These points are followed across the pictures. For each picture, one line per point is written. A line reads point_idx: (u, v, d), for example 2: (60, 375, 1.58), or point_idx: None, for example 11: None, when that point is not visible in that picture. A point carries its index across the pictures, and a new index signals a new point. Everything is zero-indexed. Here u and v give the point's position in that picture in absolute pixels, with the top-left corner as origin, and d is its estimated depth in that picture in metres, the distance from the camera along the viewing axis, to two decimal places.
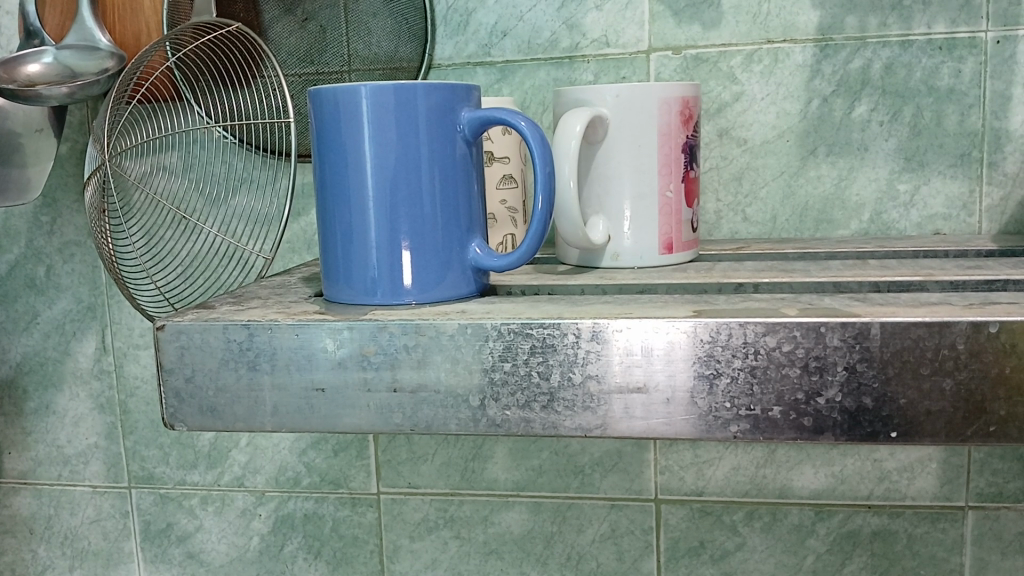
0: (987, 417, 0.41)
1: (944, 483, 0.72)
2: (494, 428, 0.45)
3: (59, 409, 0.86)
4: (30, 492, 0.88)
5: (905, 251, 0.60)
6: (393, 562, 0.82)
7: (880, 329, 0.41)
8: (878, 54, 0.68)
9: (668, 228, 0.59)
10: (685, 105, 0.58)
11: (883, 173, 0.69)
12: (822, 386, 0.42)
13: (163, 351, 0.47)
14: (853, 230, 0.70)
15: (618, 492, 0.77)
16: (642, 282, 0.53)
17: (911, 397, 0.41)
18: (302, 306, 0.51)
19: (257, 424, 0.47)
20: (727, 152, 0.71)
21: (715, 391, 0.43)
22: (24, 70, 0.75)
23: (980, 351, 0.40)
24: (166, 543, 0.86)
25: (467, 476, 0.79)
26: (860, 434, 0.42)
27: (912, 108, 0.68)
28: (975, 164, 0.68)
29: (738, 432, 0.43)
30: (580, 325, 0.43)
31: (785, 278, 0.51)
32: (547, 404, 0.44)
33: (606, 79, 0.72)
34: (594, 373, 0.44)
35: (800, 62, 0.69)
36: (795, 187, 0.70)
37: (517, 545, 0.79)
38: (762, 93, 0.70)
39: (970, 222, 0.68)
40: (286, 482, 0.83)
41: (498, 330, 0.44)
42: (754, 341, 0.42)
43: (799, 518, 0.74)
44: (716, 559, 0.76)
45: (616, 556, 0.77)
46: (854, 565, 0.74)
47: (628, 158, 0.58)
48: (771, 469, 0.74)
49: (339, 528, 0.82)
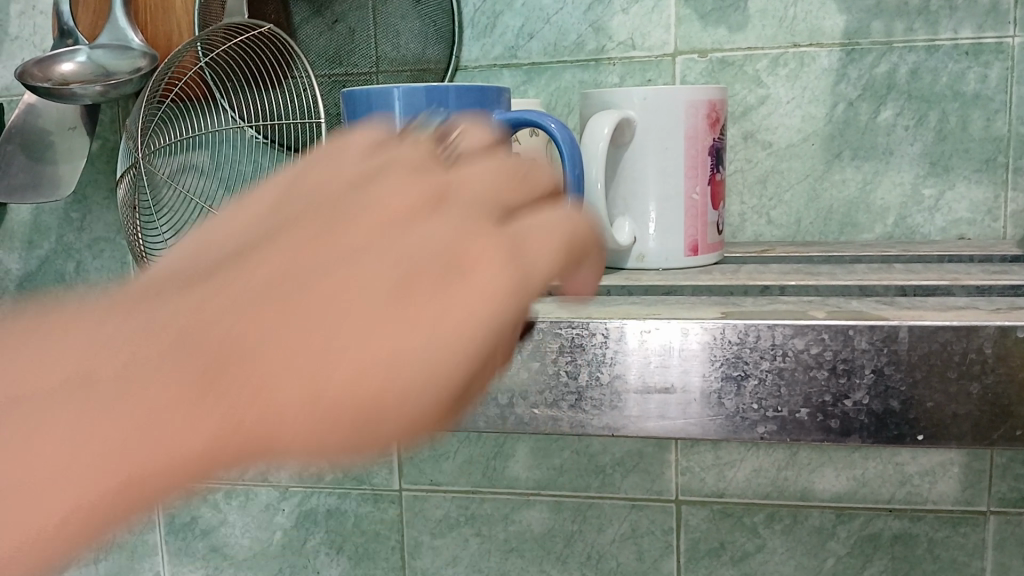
0: (1012, 421, 0.41)
1: (966, 488, 0.72)
2: (522, 425, 0.46)
3: None
4: None
5: (930, 255, 0.60)
6: (413, 559, 0.82)
7: (907, 333, 0.41)
8: (904, 59, 0.68)
9: (693, 230, 0.59)
10: (712, 108, 0.59)
11: (908, 177, 0.69)
12: (849, 388, 0.42)
13: None
14: (877, 234, 0.70)
15: (639, 492, 0.77)
16: (667, 284, 0.53)
17: (937, 400, 0.41)
18: None
19: None
20: (752, 155, 0.72)
21: (742, 393, 0.43)
22: (59, 69, 0.77)
23: (1006, 356, 0.41)
24: (190, 536, 0.88)
25: (487, 474, 0.80)
26: (886, 436, 0.42)
27: (938, 113, 0.68)
28: (1000, 169, 0.68)
29: (765, 433, 0.43)
30: (608, 326, 0.45)
31: (810, 281, 0.52)
32: (574, 403, 0.45)
33: (631, 82, 0.73)
34: (622, 374, 0.44)
35: (826, 66, 0.69)
36: (819, 190, 0.71)
37: (537, 543, 0.80)
38: (788, 97, 0.70)
39: (995, 227, 0.68)
40: (309, 478, 0.84)
41: (528, 330, 0.45)
42: (782, 343, 0.42)
43: (819, 521, 0.74)
44: (736, 560, 0.76)
45: (637, 556, 0.78)
46: (874, 568, 0.74)
47: (654, 160, 0.58)
48: (793, 471, 0.74)
49: (361, 524, 0.83)
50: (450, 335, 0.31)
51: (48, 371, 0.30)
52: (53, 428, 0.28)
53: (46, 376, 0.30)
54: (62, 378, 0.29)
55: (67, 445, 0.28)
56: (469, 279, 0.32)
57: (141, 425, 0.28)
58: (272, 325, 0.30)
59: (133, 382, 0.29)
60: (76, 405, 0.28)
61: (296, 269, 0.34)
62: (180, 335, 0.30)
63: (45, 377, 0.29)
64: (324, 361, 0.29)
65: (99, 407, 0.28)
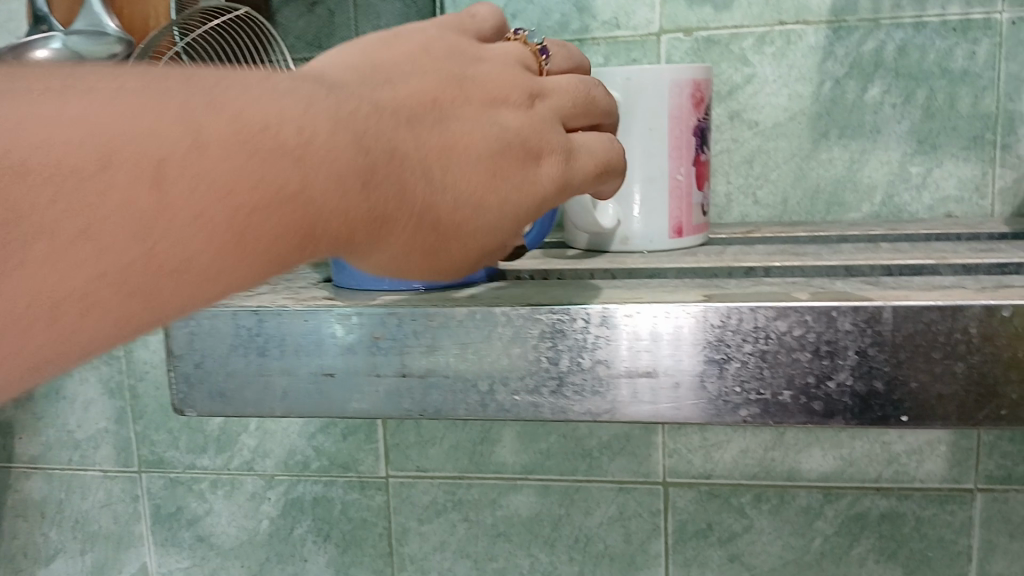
0: (998, 400, 0.40)
1: (953, 466, 0.72)
2: (503, 413, 0.45)
3: (69, 393, 0.87)
4: (42, 476, 0.89)
5: (917, 234, 0.59)
6: (401, 545, 0.82)
7: (891, 313, 0.41)
8: (892, 36, 0.67)
9: (677, 212, 0.58)
10: (696, 88, 0.58)
11: (895, 155, 0.68)
12: (833, 369, 0.42)
13: (172, 337, 0.47)
14: (864, 213, 0.70)
15: (627, 474, 0.77)
16: (651, 267, 0.53)
17: (922, 380, 0.41)
18: (311, 292, 0.50)
19: (267, 409, 0.47)
20: (738, 134, 0.71)
21: (724, 376, 0.43)
22: (32, 56, 0.74)
23: (992, 335, 0.40)
24: (176, 526, 0.87)
25: (474, 459, 0.79)
26: (870, 418, 0.41)
27: (926, 90, 0.67)
28: (988, 146, 0.67)
29: (747, 416, 0.43)
30: (590, 310, 0.44)
31: (796, 262, 0.51)
32: (556, 389, 0.44)
33: (615, 62, 0.71)
34: (604, 359, 0.44)
35: (813, 44, 0.68)
36: (805, 169, 0.70)
37: (525, 527, 0.79)
38: (774, 76, 0.69)
39: (982, 204, 0.68)
40: (295, 466, 0.83)
41: (508, 316, 0.44)
42: (765, 325, 0.42)
43: (807, 501, 0.74)
44: (724, 541, 0.76)
45: (625, 538, 0.78)
46: (862, 547, 0.74)
47: (638, 141, 0.57)
48: (780, 452, 0.74)
49: (348, 511, 0.83)
50: (519, 214, 0.39)
51: (221, 154, 0.31)
52: (235, 211, 0.32)
53: (220, 158, 0.31)
54: (236, 164, 0.31)
55: (245, 229, 0.32)
56: (538, 175, 0.40)
57: (305, 224, 0.34)
58: (404, 165, 0.36)
59: (304, 186, 0.33)
60: (258, 195, 0.32)
61: (417, 105, 0.38)
62: (340, 150, 0.34)
63: (224, 159, 0.31)
64: (433, 204, 0.37)
65: (276, 201, 0.33)
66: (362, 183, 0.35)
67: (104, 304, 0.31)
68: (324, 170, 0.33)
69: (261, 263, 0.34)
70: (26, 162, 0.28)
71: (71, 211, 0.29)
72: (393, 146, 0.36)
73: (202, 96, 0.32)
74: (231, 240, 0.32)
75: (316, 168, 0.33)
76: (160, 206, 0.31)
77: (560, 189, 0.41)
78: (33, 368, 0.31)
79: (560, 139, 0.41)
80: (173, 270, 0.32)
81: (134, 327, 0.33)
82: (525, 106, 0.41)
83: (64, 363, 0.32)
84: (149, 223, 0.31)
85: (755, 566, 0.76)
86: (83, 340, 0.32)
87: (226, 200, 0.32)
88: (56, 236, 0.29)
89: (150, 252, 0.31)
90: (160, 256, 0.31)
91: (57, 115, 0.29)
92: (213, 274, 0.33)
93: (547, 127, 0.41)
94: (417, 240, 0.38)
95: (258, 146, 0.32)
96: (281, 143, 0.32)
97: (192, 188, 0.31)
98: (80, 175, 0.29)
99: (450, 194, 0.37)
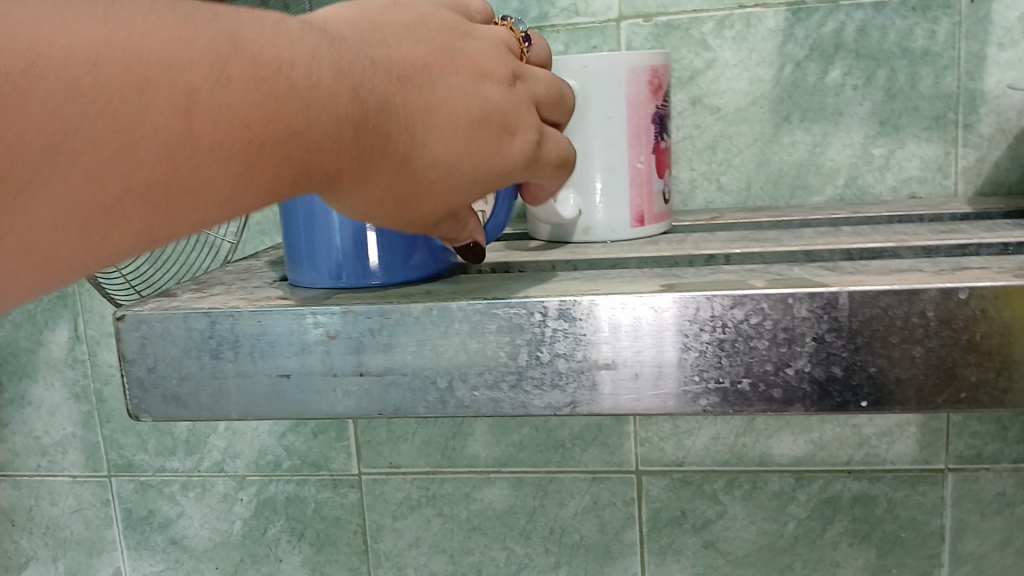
0: (957, 383, 0.40)
1: (923, 447, 0.72)
2: (463, 409, 0.45)
3: (34, 399, 0.85)
4: (10, 484, 0.88)
5: (879, 216, 0.59)
6: (376, 542, 0.81)
7: (847, 298, 0.40)
8: (851, 17, 0.66)
9: (639, 200, 0.58)
10: (654, 74, 0.57)
11: (858, 138, 0.68)
12: (791, 357, 0.41)
13: (124, 342, 0.46)
14: (828, 196, 0.69)
15: (599, 464, 0.77)
16: (612, 257, 0.52)
17: (880, 364, 0.41)
18: (266, 291, 0.50)
19: (223, 412, 0.46)
20: (700, 120, 0.70)
21: (683, 366, 0.42)
22: None
23: (949, 318, 0.40)
24: (148, 530, 0.86)
25: (447, 454, 0.79)
26: (829, 404, 0.41)
27: (887, 71, 0.67)
28: (950, 126, 0.67)
29: (707, 405, 0.42)
30: (547, 303, 0.43)
31: (756, 248, 0.51)
32: (515, 383, 0.44)
33: (576, 49, 0.71)
34: (562, 352, 0.43)
35: (773, 26, 0.68)
36: (769, 154, 0.70)
37: (500, 520, 0.79)
38: (735, 60, 0.69)
39: (946, 185, 0.68)
40: (266, 466, 0.82)
41: (464, 311, 0.44)
42: (722, 314, 0.41)
43: (779, 486, 0.74)
44: (698, 528, 0.76)
45: (599, 528, 0.78)
46: (835, 530, 0.74)
47: (597, 130, 0.57)
48: (750, 438, 0.74)
49: (321, 510, 0.82)
50: (488, 179, 0.40)
51: (248, 88, 0.33)
52: (252, 146, 0.34)
53: (245, 90, 0.33)
54: (260, 102, 0.33)
55: (259, 159, 0.34)
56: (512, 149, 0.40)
57: (304, 164, 0.35)
58: (400, 116, 0.37)
59: (312, 128, 0.35)
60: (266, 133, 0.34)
61: (411, 62, 0.38)
62: (351, 96, 0.35)
63: (243, 97, 0.33)
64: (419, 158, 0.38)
65: (284, 139, 0.34)
66: (363, 130, 0.36)
67: (123, 218, 0.32)
68: (328, 116, 0.35)
69: (269, 190, 0.35)
70: (74, 79, 0.30)
71: (108, 129, 0.30)
72: (394, 100, 0.37)
73: (228, 36, 0.33)
74: (246, 169, 0.34)
75: (327, 107, 0.35)
76: (186, 132, 0.32)
77: (524, 164, 0.41)
78: (57, 274, 0.33)
79: (532, 120, 0.42)
80: (188, 193, 0.33)
81: (147, 244, 0.34)
82: (508, 83, 0.41)
83: (83, 270, 0.33)
84: (175, 150, 0.32)
85: (729, 552, 0.76)
86: (102, 251, 0.33)
87: (237, 137, 0.33)
88: (75, 153, 0.30)
89: (171, 175, 0.32)
90: (180, 178, 0.33)
91: (100, 34, 0.30)
92: (223, 198, 0.34)
93: (523, 106, 0.41)
94: (397, 189, 0.39)
95: (277, 82, 0.34)
96: (295, 87, 0.34)
97: (217, 118, 0.32)
98: (119, 95, 0.30)
99: (436, 150, 0.38)
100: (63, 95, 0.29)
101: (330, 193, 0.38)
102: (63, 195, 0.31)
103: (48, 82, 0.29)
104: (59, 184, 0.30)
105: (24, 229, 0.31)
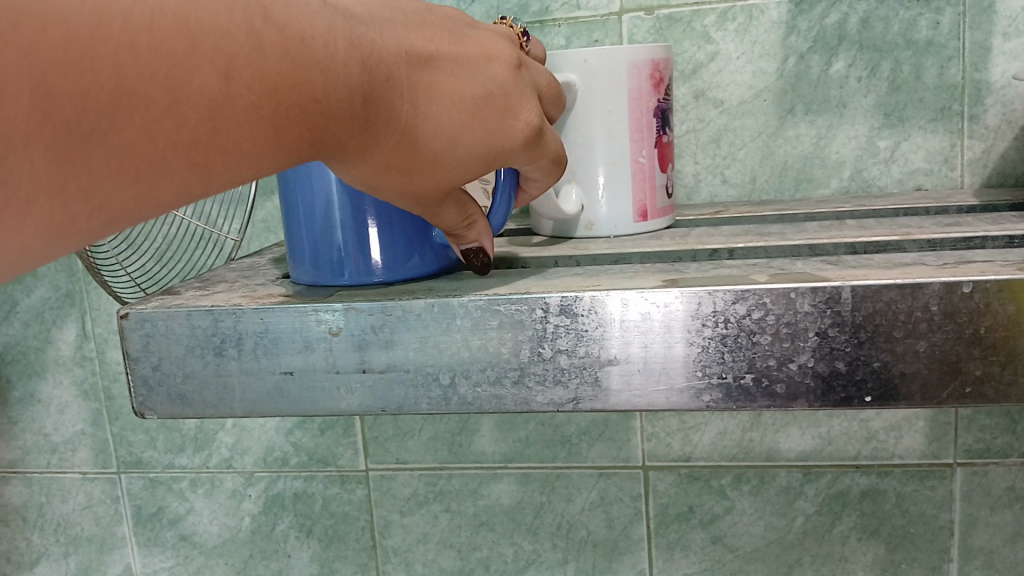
0: (962, 377, 0.40)
1: (931, 441, 0.71)
2: (466, 406, 0.45)
3: (44, 397, 0.86)
4: (21, 481, 0.89)
5: (885, 209, 0.59)
6: (384, 538, 0.82)
7: (850, 293, 0.40)
8: (855, 8, 0.66)
9: (642, 195, 0.58)
10: (655, 68, 0.57)
11: (863, 130, 0.68)
12: (794, 352, 0.41)
13: (128, 340, 0.47)
14: (833, 189, 0.69)
15: (606, 460, 0.77)
16: (616, 252, 0.52)
17: (884, 359, 0.40)
18: (268, 289, 0.50)
19: (227, 410, 0.46)
20: (704, 114, 0.70)
21: (686, 361, 0.42)
22: None
23: (953, 312, 0.40)
24: (158, 526, 0.87)
25: (454, 450, 0.79)
26: (833, 399, 0.41)
27: (891, 63, 0.66)
28: (956, 117, 0.66)
29: (710, 401, 0.42)
30: (548, 300, 0.43)
31: (759, 243, 0.50)
32: (517, 380, 0.44)
33: (577, 43, 0.70)
34: (564, 348, 0.43)
35: (776, 18, 0.67)
36: (773, 147, 0.69)
37: (507, 516, 0.79)
38: (737, 52, 0.68)
39: (952, 176, 0.67)
40: (274, 462, 0.83)
41: (466, 308, 0.44)
42: (724, 309, 0.41)
43: (786, 481, 0.74)
44: (705, 523, 0.76)
45: (607, 524, 0.78)
46: (843, 525, 0.74)
47: (598, 124, 0.57)
48: (757, 433, 0.74)
49: (329, 506, 0.82)
50: (491, 155, 0.41)
51: (280, 57, 0.34)
52: (273, 113, 0.35)
53: (275, 59, 0.34)
54: (284, 70, 0.34)
55: (281, 125, 0.35)
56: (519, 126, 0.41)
57: (320, 131, 0.37)
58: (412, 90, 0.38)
59: (329, 97, 0.36)
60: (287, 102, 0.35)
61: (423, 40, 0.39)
62: (366, 69, 0.36)
63: (269, 65, 0.34)
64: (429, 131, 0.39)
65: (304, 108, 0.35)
66: (376, 102, 0.37)
67: (162, 175, 0.34)
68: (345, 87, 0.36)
69: (286, 154, 0.37)
70: (131, 41, 0.30)
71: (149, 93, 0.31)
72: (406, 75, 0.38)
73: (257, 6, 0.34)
74: (271, 133, 0.35)
75: (343, 77, 0.36)
76: (219, 100, 0.33)
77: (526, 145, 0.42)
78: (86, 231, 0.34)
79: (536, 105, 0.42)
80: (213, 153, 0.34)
81: (180, 199, 0.35)
82: (513, 66, 0.42)
83: (123, 222, 0.35)
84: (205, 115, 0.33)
85: (737, 547, 0.76)
86: (139, 206, 0.34)
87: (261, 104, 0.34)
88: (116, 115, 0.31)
89: (208, 138, 0.34)
90: (208, 143, 0.34)
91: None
92: (248, 159, 0.36)
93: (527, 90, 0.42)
94: (399, 159, 0.39)
95: (301, 54, 0.34)
96: (317, 58, 0.35)
97: (246, 87, 0.33)
98: (169, 59, 0.31)
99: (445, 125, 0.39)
100: (121, 55, 0.30)
101: (342, 163, 0.39)
102: (113, 152, 0.32)
103: (107, 43, 0.30)
104: (110, 142, 0.31)
105: (77, 182, 0.32)
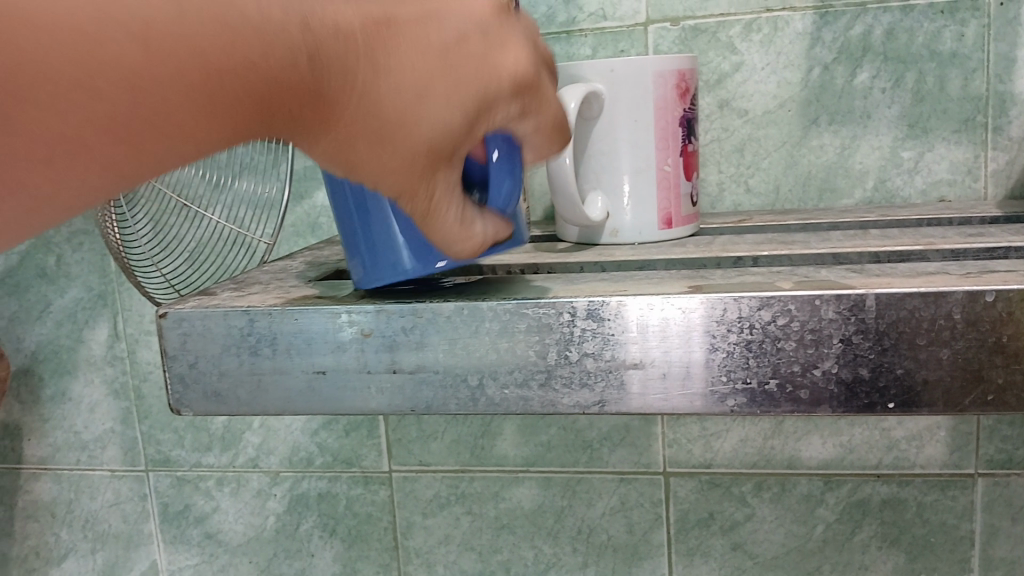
0: (984, 385, 0.40)
1: (953, 451, 0.71)
2: (493, 407, 0.46)
3: (75, 395, 0.88)
4: (51, 478, 0.91)
5: (908, 219, 0.59)
6: (406, 539, 0.83)
7: (874, 300, 0.41)
8: (879, 20, 0.66)
9: (667, 202, 0.58)
10: (681, 78, 0.58)
11: (886, 141, 0.68)
12: (817, 358, 0.42)
13: (166, 338, 0.48)
14: (856, 199, 0.69)
15: (627, 465, 0.77)
16: (641, 258, 0.53)
17: (907, 366, 0.41)
18: (301, 291, 0.51)
19: (260, 408, 0.48)
20: (728, 123, 0.71)
21: (710, 366, 0.43)
22: None
23: (976, 320, 0.40)
24: (184, 524, 0.88)
25: (476, 453, 0.80)
26: (856, 405, 0.42)
27: (915, 74, 0.67)
28: (979, 129, 0.67)
29: (734, 406, 0.43)
30: (576, 304, 0.44)
31: (783, 251, 0.51)
32: (544, 382, 0.45)
33: (603, 53, 0.72)
34: (591, 352, 0.44)
35: (800, 30, 0.68)
36: (797, 157, 0.70)
37: (528, 519, 0.80)
38: (762, 63, 0.69)
39: (975, 187, 0.67)
40: (299, 462, 0.84)
41: (494, 311, 0.45)
42: (749, 315, 0.42)
43: (807, 489, 0.74)
44: (725, 530, 0.76)
45: (627, 529, 0.78)
46: (864, 534, 0.74)
47: (624, 132, 0.57)
48: (779, 440, 0.74)
49: (353, 506, 0.84)
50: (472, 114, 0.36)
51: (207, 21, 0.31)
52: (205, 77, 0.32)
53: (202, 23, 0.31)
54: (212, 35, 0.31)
55: (217, 93, 0.32)
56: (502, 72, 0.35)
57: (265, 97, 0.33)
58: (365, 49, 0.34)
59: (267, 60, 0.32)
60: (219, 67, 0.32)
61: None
62: (307, 30, 0.33)
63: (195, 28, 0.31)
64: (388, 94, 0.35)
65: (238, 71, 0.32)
66: (322, 64, 0.33)
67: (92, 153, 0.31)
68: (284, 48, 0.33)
69: (235, 126, 0.34)
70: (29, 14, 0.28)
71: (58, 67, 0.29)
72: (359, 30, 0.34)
73: None
74: (206, 101, 0.32)
75: (283, 37, 0.32)
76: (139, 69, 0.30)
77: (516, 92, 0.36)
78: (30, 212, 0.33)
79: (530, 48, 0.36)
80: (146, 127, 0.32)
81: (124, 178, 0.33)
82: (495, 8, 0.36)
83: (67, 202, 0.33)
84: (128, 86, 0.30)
85: (757, 554, 0.76)
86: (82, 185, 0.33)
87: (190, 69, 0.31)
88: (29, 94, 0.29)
89: (130, 108, 0.31)
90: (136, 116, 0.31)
91: None
92: (190, 133, 0.33)
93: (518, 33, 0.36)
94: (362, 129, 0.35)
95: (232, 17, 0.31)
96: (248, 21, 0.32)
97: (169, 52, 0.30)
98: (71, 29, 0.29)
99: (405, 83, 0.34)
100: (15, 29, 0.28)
101: (302, 137, 0.36)
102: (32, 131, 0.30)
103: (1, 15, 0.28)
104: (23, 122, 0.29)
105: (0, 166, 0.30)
